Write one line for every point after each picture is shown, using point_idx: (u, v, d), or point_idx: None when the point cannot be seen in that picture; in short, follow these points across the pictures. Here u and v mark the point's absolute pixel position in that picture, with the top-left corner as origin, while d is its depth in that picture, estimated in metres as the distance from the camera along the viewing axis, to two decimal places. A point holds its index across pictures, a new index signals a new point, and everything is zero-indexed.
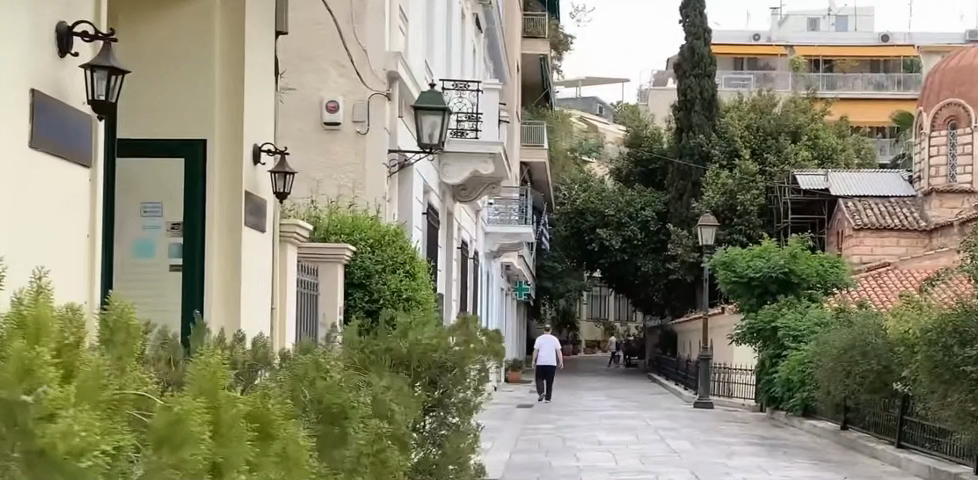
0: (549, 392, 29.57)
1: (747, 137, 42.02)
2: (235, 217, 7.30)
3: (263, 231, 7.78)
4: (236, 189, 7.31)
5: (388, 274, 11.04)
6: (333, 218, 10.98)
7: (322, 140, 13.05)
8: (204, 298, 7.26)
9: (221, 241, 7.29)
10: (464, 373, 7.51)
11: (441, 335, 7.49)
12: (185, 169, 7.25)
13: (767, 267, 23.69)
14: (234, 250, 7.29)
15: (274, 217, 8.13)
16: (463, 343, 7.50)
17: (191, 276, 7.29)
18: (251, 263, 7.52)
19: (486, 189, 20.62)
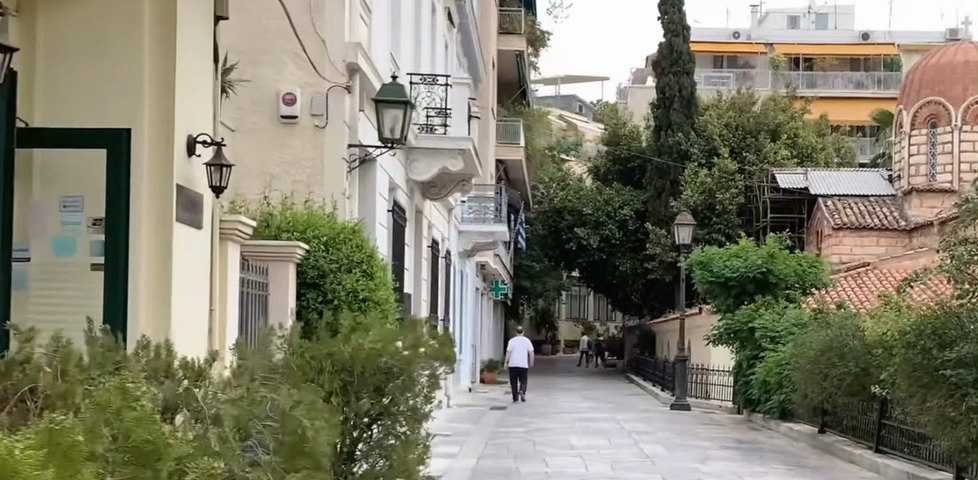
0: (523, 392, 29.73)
1: (726, 135, 41.63)
2: (164, 211, 6.77)
3: (198, 228, 7.26)
4: (165, 181, 6.77)
5: (343, 272, 10.54)
6: (286, 215, 10.60)
7: (279, 135, 12.58)
8: (127, 299, 6.71)
9: (149, 236, 6.76)
10: (412, 378, 7.00)
11: (388, 336, 6.98)
12: (109, 159, 6.73)
13: (745, 267, 23.27)
14: (163, 247, 6.77)
15: (211, 213, 7.63)
16: (410, 347, 6.99)
17: (114, 275, 6.75)
18: (182, 261, 7.00)
19: (456, 185, 20.22)
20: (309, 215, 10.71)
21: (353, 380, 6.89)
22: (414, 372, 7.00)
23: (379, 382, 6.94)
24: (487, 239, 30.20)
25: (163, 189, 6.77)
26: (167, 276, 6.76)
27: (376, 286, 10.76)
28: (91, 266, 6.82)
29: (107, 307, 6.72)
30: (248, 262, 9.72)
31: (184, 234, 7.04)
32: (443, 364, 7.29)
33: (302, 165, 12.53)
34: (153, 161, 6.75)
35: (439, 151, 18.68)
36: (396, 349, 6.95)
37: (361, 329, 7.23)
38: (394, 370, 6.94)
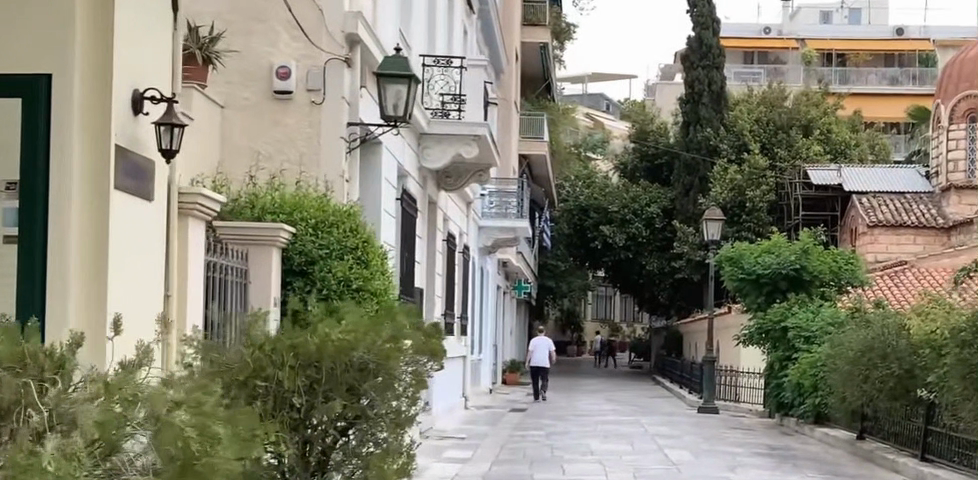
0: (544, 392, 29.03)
1: (757, 131, 40.44)
2: (100, 175, 5.93)
3: (145, 199, 6.34)
4: (103, 143, 5.94)
5: (334, 259, 9.51)
6: (273, 196, 9.57)
7: (272, 113, 11.53)
8: (47, 274, 5.86)
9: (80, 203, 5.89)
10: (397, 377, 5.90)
11: (363, 322, 5.89)
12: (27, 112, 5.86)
13: (777, 264, 22.14)
14: (99, 214, 5.92)
15: (165, 184, 6.68)
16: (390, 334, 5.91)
17: (32, 245, 5.88)
18: (122, 235, 6.07)
19: (473, 175, 19.20)
20: (300, 196, 9.67)
21: (326, 376, 5.78)
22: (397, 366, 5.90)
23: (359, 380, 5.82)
24: (508, 236, 29.12)
25: (98, 148, 5.93)
26: (102, 251, 5.92)
27: (371, 275, 9.72)
28: (4, 238, 6.00)
29: (25, 283, 5.86)
30: (226, 245, 8.69)
31: (123, 204, 6.08)
32: (428, 355, 6.20)
33: (298, 142, 11.50)
34: (87, 113, 5.91)
35: (455, 137, 17.58)
36: (377, 336, 5.83)
37: (335, 317, 6.15)
38: (374, 367, 5.81)
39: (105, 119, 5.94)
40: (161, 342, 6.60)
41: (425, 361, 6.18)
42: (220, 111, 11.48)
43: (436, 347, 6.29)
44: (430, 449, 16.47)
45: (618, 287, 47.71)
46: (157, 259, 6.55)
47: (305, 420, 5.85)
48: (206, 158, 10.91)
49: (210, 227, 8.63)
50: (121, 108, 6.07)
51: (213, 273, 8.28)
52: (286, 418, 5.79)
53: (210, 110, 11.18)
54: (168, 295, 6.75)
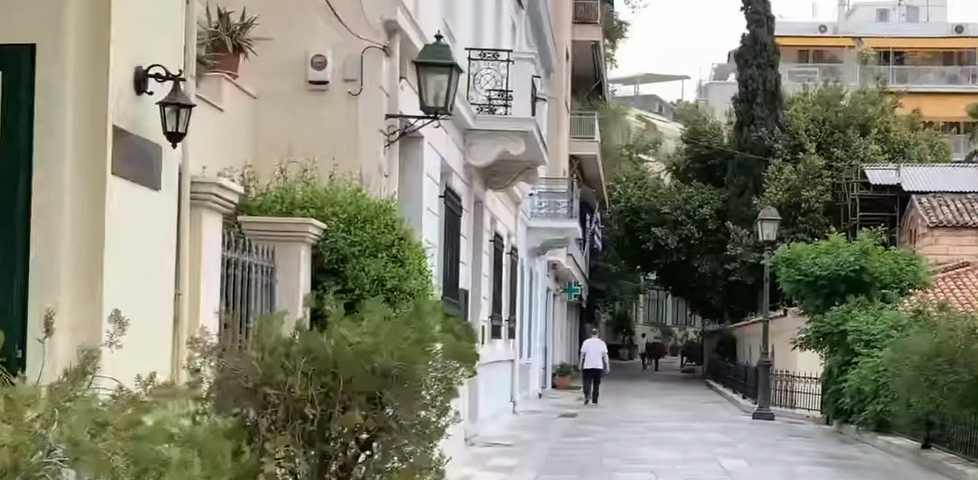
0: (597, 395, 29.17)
1: (813, 130, 39.58)
2: (96, 155, 5.57)
3: (147, 183, 5.92)
4: (96, 119, 5.59)
5: (368, 257, 8.91)
6: (303, 190, 9.02)
7: (306, 105, 10.94)
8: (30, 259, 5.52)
9: (73, 184, 5.56)
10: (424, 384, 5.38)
11: (385, 324, 5.38)
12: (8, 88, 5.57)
13: (835, 265, 21.40)
14: (93, 193, 5.56)
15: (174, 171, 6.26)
16: (414, 335, 5.38)
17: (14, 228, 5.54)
18: (118, 221, 5.66)
19: (521, 173, 18.61)
20: (331, 191, 9.12)
21: (345, 383, 5.26)
22: (423, 372, 5.36)
23: (383, 387, 5.28)
24: (558, 237, 28.49)
25: (94, 124, 5.57)
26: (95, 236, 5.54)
27: (407, 274, 9.10)
28: None
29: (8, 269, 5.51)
30: (251, 241, 8.11)
31: (121, 190, 5.70)
32: (456, 360, 5.66)
33: (333, 135, 10.90)
34: (79, 89, 5.59)
35: (501, 133, 16.87)
36: (399, 338, 5.32)
37: (355, 317, 5.64)
38: (399, 373, 5.28)
39: (101, 96, 5.59)
40: (169, 340, 6.12)
41: (455, 367, 5.64)
42: (253, 102, 10.92)
43: (466, 353, 5.75)
44: (474, 457, 15.88)
45: (670, 290, 46.95)
46: (167, 255, 6.09)
47: (322, 430, 5.32)
48: (235, 151, 10.35)
49: (234, 224, 8.06)
50: (118, 84, 5.70)
51: (233, 271, 7.68)
52: (300, 429, 5.27)
53: (242, 100, 10.63)
54: (180, 295, 6.26)
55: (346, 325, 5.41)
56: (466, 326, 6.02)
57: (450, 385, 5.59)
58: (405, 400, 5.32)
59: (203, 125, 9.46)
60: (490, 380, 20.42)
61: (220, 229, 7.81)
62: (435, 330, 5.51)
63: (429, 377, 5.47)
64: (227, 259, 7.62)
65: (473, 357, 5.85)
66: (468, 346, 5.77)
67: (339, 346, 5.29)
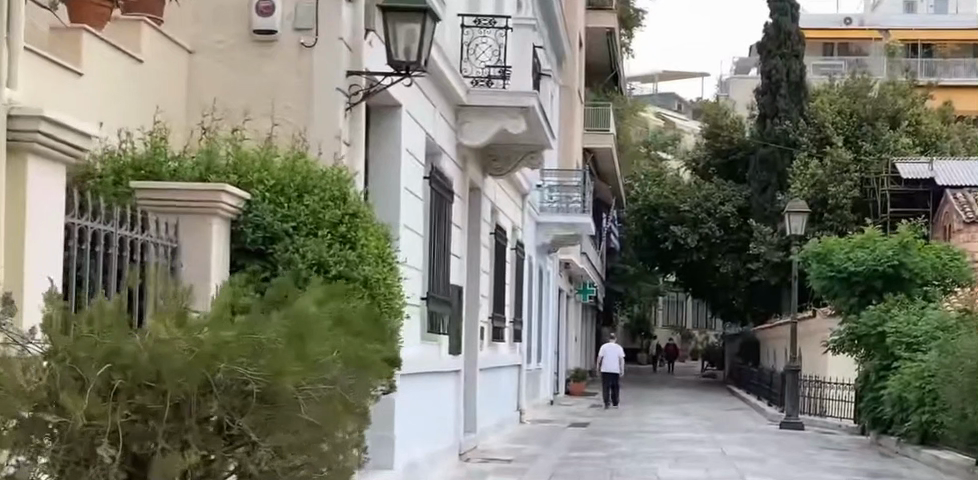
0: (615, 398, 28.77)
1: (840, 123, 37.68)
2: None
3: None
4: None
5: (305, 238, 7.04)
6: (229, 153, 7.16)
7: (248, 60, 9.10)
8: None
9: None
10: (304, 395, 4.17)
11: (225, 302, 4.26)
12: None
13: (871, 260, 19.36)
14: None
15: None
16: (287, 322, 4.25)
17: None
18: None
19: (524, 159, 16.80)
20: (266, 155, 7.31)
21: (176, 392, 3.94)
22: (298, 392, 4.13)
23: (259, 410, 4.07)
24: (569, 233, 26.54)
25: None
26: None
27: (356, 259, 7.25)
28: None
29: None
30: (149, 217, 6.25)
31: None
32: (352, 372, 4.48)
33: (283, 95, 9.04)
34: None
35: (498, 110, 14.91)
36: (255, 329, 4.12)
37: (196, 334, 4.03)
38: (261, 389, 4.06)
39: None
40: None
41: (353, 380, 4.45)
42: (187, 57, 9.04)
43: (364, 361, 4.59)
44: (468, 475, 13.87)
45: (691, 291, 44.96)
46: None
47: None
48: (160, 115, 8.48)
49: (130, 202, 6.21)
50: None
51: (125, 253, 5.87)
52: None
53: (170, 52, 8.75)
54: None
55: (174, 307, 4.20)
56: (358, 321, 4.82)
57: (346, 405, 4.38)
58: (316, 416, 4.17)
59: (105, 75, 7.55)
60: (491, 384, 18.54)
61: (105, 204, 6.00)
62: (321, 324, 4.31)
63: (312, 389, 4.18)
64: (106, 236, 5.75)
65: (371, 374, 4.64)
66: (364, 351, 4.60)
67: (162, 350, 3.94)
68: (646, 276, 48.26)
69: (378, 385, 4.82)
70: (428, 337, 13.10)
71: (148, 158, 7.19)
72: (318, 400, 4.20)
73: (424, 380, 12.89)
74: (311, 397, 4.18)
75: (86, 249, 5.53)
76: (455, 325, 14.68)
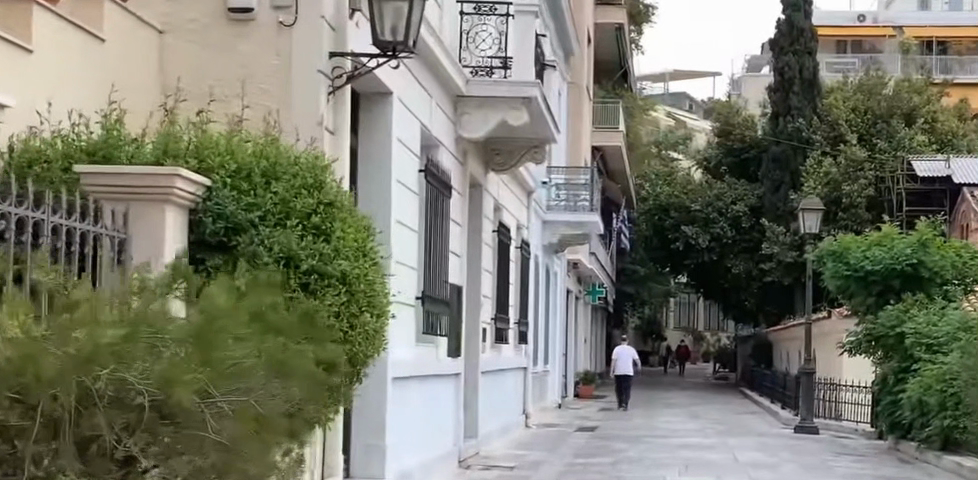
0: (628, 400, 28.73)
1: (854, 120, 36.93)
2: None
3: None
4: None
5: (273, 230, 6.37)
6: (193, 136, 6.54)
7: (224, 40, 8.46)
8: None
9: None
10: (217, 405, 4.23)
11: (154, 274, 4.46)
12: None
13: (889, 259, 18.63)
14: None
15: None
16: (195, 320, 4.26)
17: None
18: None
19: (527, 153, 16.14)
20: (234, 139, 6.66)
21: (56, 405, 3.91)
22: (203, 406, 4.20)
23: (156, 425, 4.11)
24: (578, 232, 25.76)
25: None
26: None
27: (332, 254, 6.59)
28: None
29: None
30: (99, 206, 5.62)
31: None
32: (274, 379, 4.54)
33: (259, 77, 8.39)
34: None
35: (500, 99, 14.05)
36: (157, 320, 4.20)
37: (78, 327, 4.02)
38: (156, 404, 4.08)
39: None
40: None
41: (276, 390, 4.50)
42: (157, 38, 8.41)
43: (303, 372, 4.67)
44: None
45: (702, 292, 44.23)
46: None
47: None
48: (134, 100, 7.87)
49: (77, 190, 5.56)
50: None
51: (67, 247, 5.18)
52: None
53: (139, 31, 8.11)
54: None
55: (59, 276, 4.42)
56: (288, 319, 4.89)
57: (264, 423, 4.45)
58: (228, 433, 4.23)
59: (58, 50, 6.87)
60: (494, 388, 17.92)
61: (52, 195, 5.37)
62: (231, 323, 4.32)
63: (222, 400, 4.25)
64: (36, 225, 4.96)
65: (303, 384, 4.70)
66: (291, 353, 4.67)
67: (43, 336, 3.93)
68: (657, 277, 47.48)
69: (306, 395, 4.81)
70: (425, 338, 12.45)
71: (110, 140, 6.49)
72: (228, 416, 4.26)
73: (420, 384, 12.22)
74: (221, 412, 4.25)
75: (23, 240, 4.81)
76: (454, 326, 14.03)
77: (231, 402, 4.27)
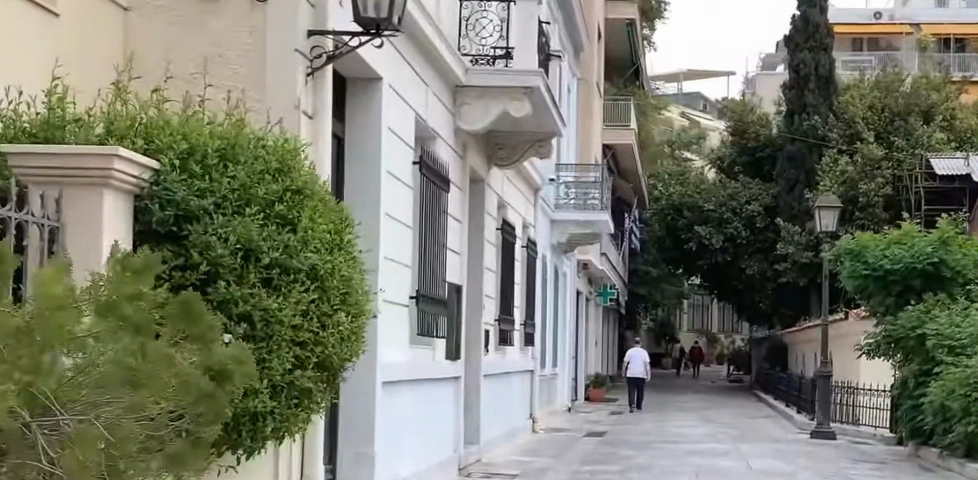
0: (640, 400, 28.81)
1: (871, 118, 36.17)
2: None
3: None
4: None
5: (229, 218, 5.68)
6: (147, 114, 5.89)
7: (195, 16, 7.81)
8: None
9: None
10: (62, 427, 3.45)
11: None
12: None
13: (910, 257, 17.91)
14: None
15: None
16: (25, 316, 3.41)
17: None
18: None
19: (531, 147, 15.54)
20: (189, 120, 6.00)
21: None
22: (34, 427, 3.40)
23: None
24: (586, 231, 25.17)
25: None
26: None
27: (300, 245, 5.90)
28: None
29: None
30: (27, 191, 4.99)
31: None
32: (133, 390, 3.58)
33: (230, 54, 7.72)
34: None
35: (501, 90, 13.38)
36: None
37: None
38: None
39: None
40: None
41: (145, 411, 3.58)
42: (122, 15, 7.76)
43: (189, 381, 3.88)
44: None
45: (716, 293, 43.53)
46: None
47: None
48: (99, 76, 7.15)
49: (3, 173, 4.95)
50: None
51: None
52: None
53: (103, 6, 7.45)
54: None
55: None
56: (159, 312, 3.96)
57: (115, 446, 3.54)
58: (71, 467, 3.42)
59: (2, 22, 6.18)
60: (499, 392, 17.23)
61: None
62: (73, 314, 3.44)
63: (67, 420, 3.44)
64: None
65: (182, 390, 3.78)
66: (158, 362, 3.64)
67: None
68: (670, 279, 46.79)
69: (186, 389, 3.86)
70: (420, 340, 11.78)
71: (52, 112, 5.71)
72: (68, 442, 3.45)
73: (414, 387, 11.54)
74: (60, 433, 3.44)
75: None
76: (453, 327, 13.36)
77: (79, 423, 3.44)
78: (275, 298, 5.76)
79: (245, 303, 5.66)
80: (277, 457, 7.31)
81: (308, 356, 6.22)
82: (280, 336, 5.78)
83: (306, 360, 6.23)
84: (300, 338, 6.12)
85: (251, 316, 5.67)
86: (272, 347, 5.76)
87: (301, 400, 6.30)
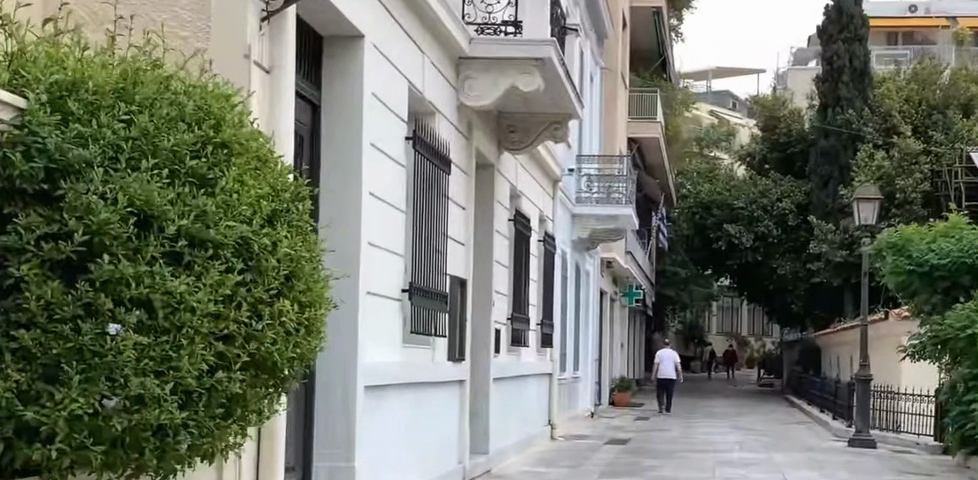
0: (670, 403, 27.58)
1: (908, 111, 34.53)
2: None
3: None
4: None
5: (122, 172, 4.40)
6: (28, 46, 4.65)
7: None
8: None
9: None
10: None
11: None
12: None
13: (959, 252, 16.46)
14: None
15: None
16: None
17: None
18: None
19: (546, 130, 14.19)
20: (82, 56, 4.72)
21: None
22: None
23: None
24: (609, 227, 23.83)
25: None
26: None
27: (211, 210, 4.61)
28: None
29: None
30: None
31: None
32: None
33: None
34: None
35: (508, 63, 12.02)
36: None
37: None
38: None
39: None
40: None
41: None
42: None
43: None
44: None
45: (747, 294, 42.11)
46: None
47: None
48: None
49: None
50: None
51: None
52: None
53: None
54: None
55: None
56: None
57: None
58: None
59: None
60: (511, 396, 15.88)
61: None
62: None
63: None
64: None
65: None
66: None
67: None
68: (698, 279, 45.30)
69: None
70: (415, 339, 10.47)
71: None
72: None
73: (408, 391, 10.24)
74: None
75: None
76: (456, 326, 12.03)
77: None
78: (184, 280, 4.46)
79: (142, 284, 4.34)
80: (216, 467, 6.00)
81: (237, 354, 4.86)
82: (191, 328, 4.49)
83: (234, 359, 4.88)
84: (224, 330, 4.78)
85: (149, 301, 4.37)
86: (181, 340, 4.47)
87: (230, 408, 4.95)
